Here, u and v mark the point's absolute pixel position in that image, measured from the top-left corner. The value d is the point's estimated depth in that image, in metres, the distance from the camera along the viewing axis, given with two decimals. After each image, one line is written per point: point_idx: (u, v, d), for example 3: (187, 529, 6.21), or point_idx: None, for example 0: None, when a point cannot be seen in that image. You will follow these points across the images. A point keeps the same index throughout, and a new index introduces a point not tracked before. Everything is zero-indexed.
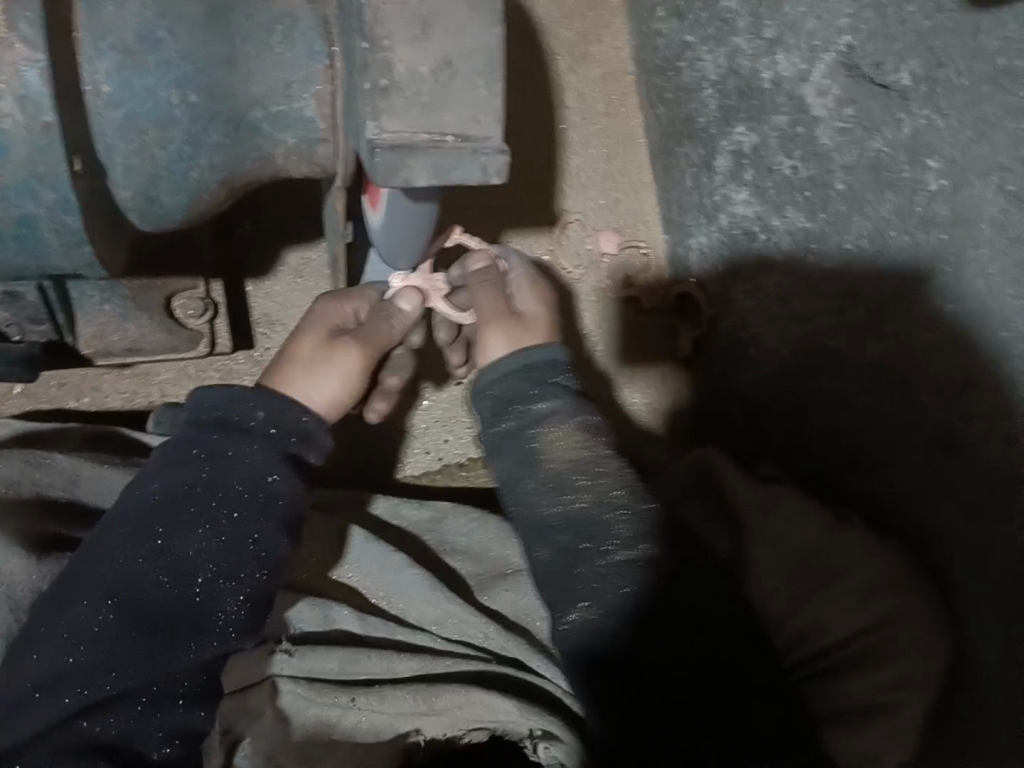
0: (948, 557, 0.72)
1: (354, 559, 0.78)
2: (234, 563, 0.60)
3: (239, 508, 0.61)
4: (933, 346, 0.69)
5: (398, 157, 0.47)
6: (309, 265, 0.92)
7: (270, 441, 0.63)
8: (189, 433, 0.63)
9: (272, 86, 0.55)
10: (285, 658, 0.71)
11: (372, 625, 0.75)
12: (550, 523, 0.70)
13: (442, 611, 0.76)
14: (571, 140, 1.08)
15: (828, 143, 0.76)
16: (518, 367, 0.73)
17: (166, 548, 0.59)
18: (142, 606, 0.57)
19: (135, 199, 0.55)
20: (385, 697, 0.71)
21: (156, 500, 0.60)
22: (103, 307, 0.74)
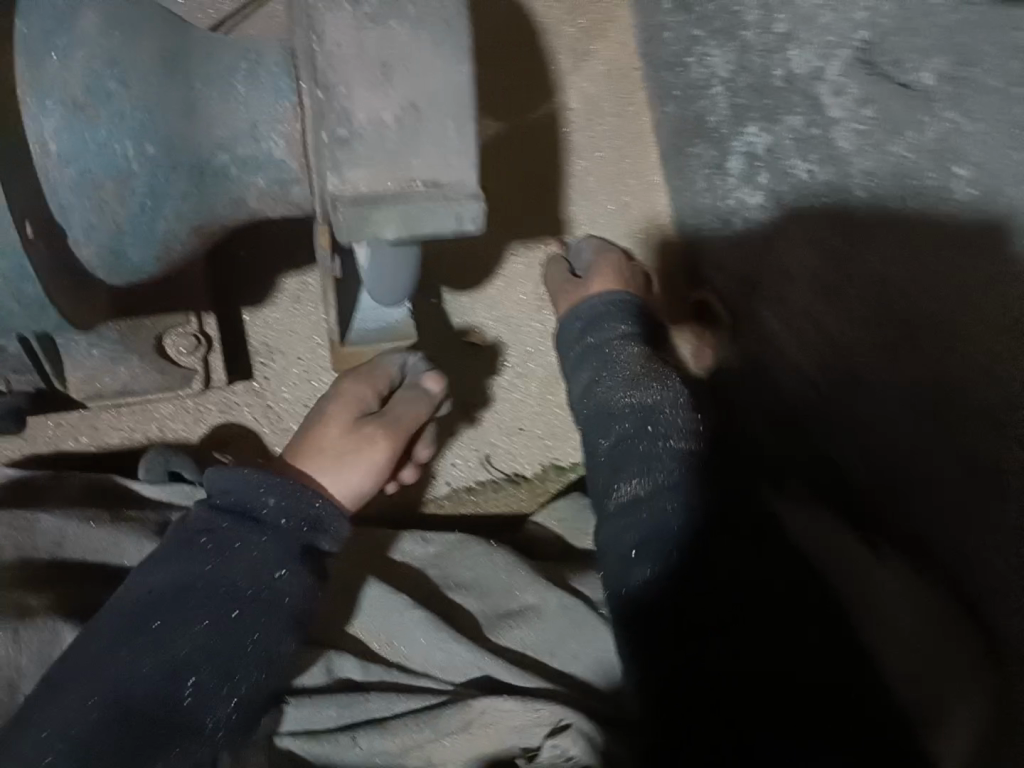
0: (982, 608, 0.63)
1: (368, 615, 0.76)
2: (235, 664, 0.56)
3: (245, 606, 0.58)
4: (971, 379, 0.60)
5: (362, 212, 0.43)
6: (306, 291, 0.89)
7: (281, 532, 0.61)
8: (200, 520, 0.61)
9: (237, 131, 0.51)
10: (290, 710, 0.70)
11: (376, 673, 0.74)
12: (659, 452, 0.69)
13: (448, 654, 0.74)
14: (578, 142, 1.03)
15: (848, 146, 0.71)
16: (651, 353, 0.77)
17: (164, 640, 0.55)
18: (131, 708, 0.53)
19: (99, 255, 0.52)
20: (385, 731, 0.69)
21: (157, 594, 0.57)
22: (91, 353, 0.73)
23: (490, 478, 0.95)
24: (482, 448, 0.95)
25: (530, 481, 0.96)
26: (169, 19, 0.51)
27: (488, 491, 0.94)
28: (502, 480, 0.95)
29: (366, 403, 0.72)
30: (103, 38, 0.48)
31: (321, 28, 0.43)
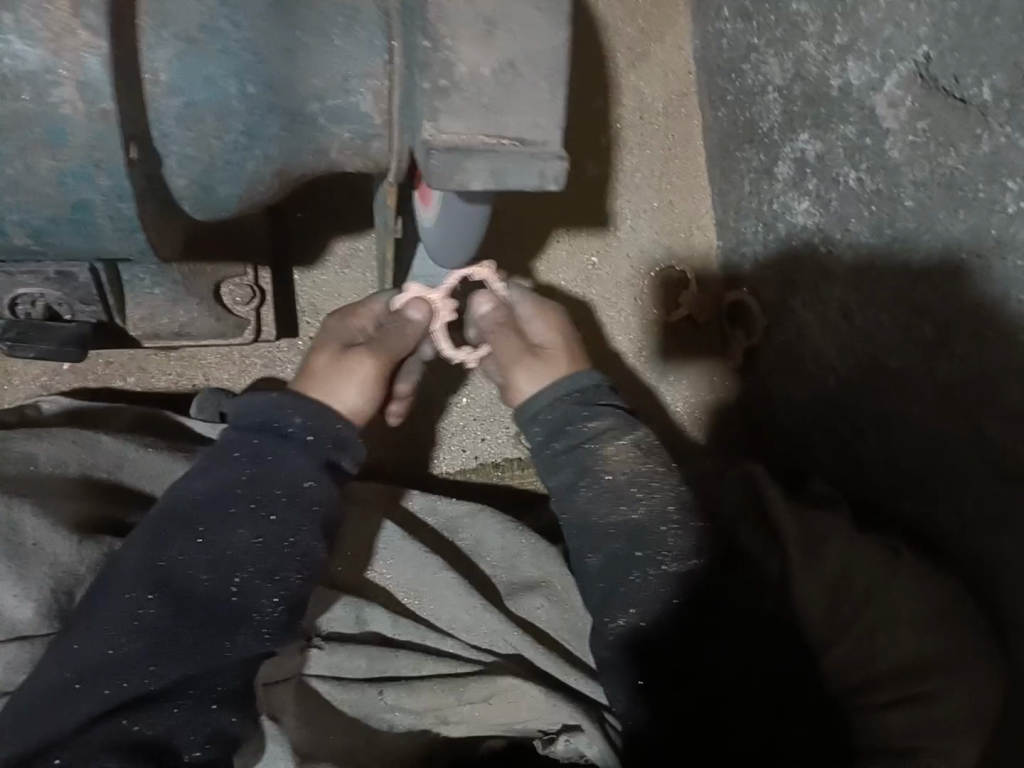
0: (996, 577, 0.70)
1: (387, 561, 0.78)
2: (277, 560, 0.61)
3: (278, 509, 0.61)
4: (1001, 378, 0.66)
5: (455, 159, 0.46)
6: (357, 256, 0.91)
7: (308, 445, 0.64)
8: (234, 438, 0.64)
9: (332, 80, 0.54)
10: (317, 655, 0.72)
11: (404, 629, 0.75)
12: (601, 531, 0.69)
13: (475, 619, 0.76)
14: (628, 139, 1.05)
15: (899, 157, 0.73)
16: (567, 393, 0.71)
17: (212, 542, 0.59)
18: (183, 600, 0.57)
19: (190, 188, 0.55)
20: (412, 689, 0.72)
21: (198, 499, 0.61)
22: (154, 292, 0.74)
23: (518, 455, 0.96)
24: (512, 426, 0.96)
25: None
26: None
27: (515, 467, 0.96)
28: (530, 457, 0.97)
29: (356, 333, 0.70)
30: None
31: None
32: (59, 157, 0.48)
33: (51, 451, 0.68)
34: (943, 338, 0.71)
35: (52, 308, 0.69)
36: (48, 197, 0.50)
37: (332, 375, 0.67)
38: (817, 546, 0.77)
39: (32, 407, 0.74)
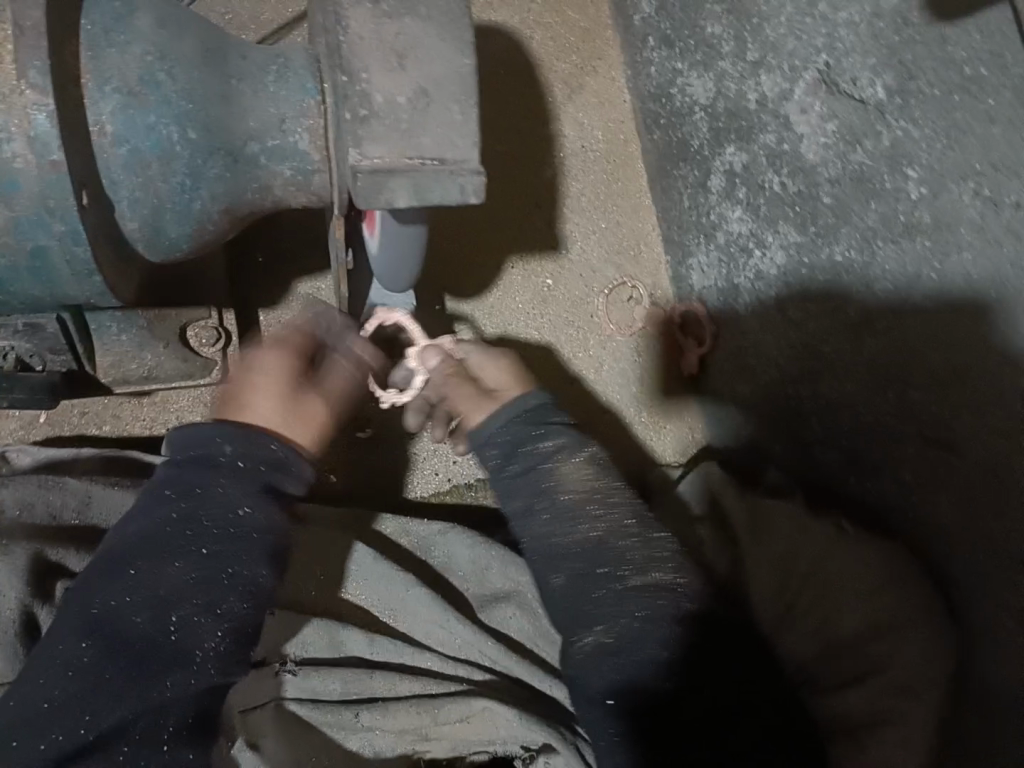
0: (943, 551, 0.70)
1: (360, 582, 0.80)
2: (219, 591, 0.62)
3: (215, 541, 0.63)
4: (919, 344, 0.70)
5: (379, 180, 0.50)
6: (318, 294, 0.95)
7: (242, 474, 0.66)
8: (167, 474, 0.65)
9: (268, 122, 0.58)
10: (293, 680, 0.74)
11: (381, 648, 0.77)
12: (562, 550, 0.71)
13: (448, 633, 0.78)
14: (572, 167, 1.11)
15: (814, 158, 0.78)
16: (517, 417, 0.76)
17: (145, 581, 0.60)
18: (119, 644, 0.58)
19: (142, 230, 0.59)
20: (389, 709, 0.73)
21: (131, 539, 0.62)
22: (119, 337, 0.78)
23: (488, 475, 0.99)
24: None
25: None
26: (210, 28, 0.59)
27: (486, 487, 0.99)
28: None
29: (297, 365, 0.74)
30: (154, 40, 0.55)
31: (346, 24, 0.50)
32: (14, 207, 0.52)
33: (16, 498, 0.70)
34: (867, 320, 0.75)
35: (22, 360, 0.72)
36: (5, 245, 0.53)
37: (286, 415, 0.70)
38: (767, 542, 0.82)
39: (7, 457, 0.77)
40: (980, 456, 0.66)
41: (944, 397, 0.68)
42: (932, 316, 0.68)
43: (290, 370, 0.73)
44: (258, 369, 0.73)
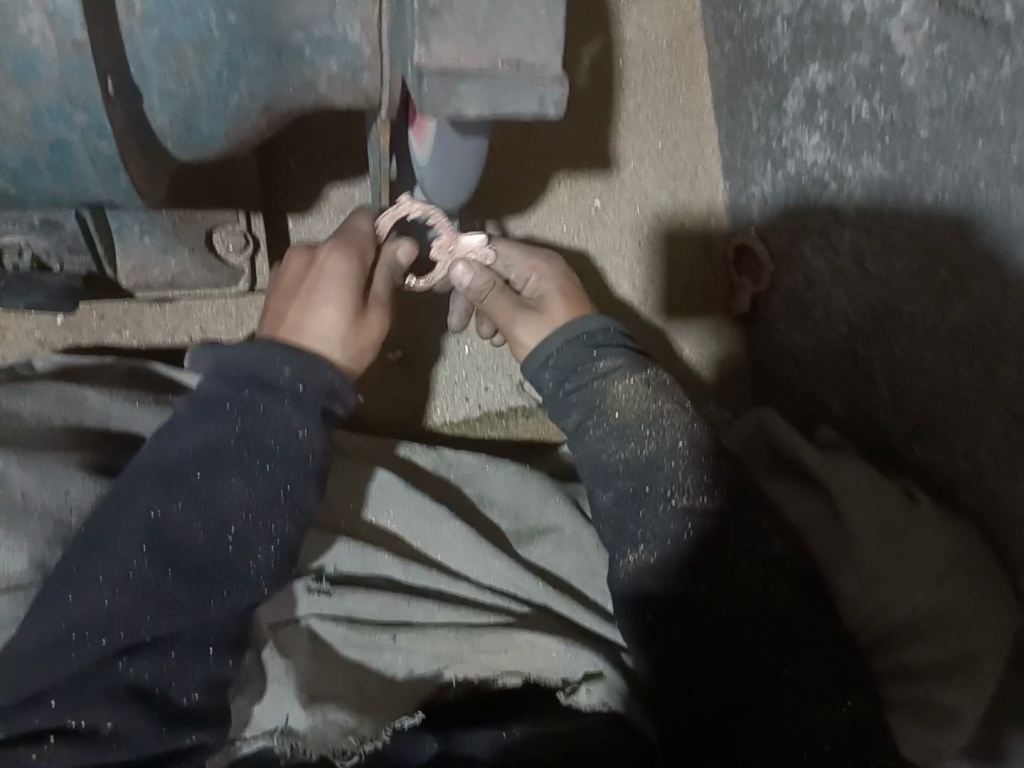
0: (1013, 527, 0.68)
1: (392, 512, 0.77)
2: (265, 506, 0.60)
3: (272, 461, 0.61)
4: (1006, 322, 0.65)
5: (448, 85, 0.43)
6: (351, 202, 0.89)
7: (299, 397, 0.63)
8: (219, 389, 0.62)
9: (315, 7, 0.51)
10: (325, 599, 0.72)
11: (417, 574, 0.74)
12: (613, 468, 0.70)
13: (486, 568, 0.75)
14: (631, 77, 1.02)
15: (913, 84, 0.70)
16: (577, 335, 0.73)
17: (204, 494, 0.59)
18: (176, 554, 0.57)
19: (172, 126, 0.53)
20: (426, 636, 0.71)
21: (190, 449, 0.60)
22: (143, 240, 0.73)
23: (521, 405, 0.96)
24: (515, 375, 0.95)
25: None
26: None
27: (517, 418, 0.96)
28: (533, 407, 0.96)
29: (362, 274, 0.68)
30: None
31: None
32: (31, 93, 0.46)
33: (35, 406, 0.66)
34: (965, 325, 0.69)
35: (38, 257, 0.66)
36: (23, 137, 0.48)
37: (345, 331, 0.66)
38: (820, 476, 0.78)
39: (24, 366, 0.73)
40: None
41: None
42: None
43: (358, 282, 0.67)
44: (323, 282, 0.66)
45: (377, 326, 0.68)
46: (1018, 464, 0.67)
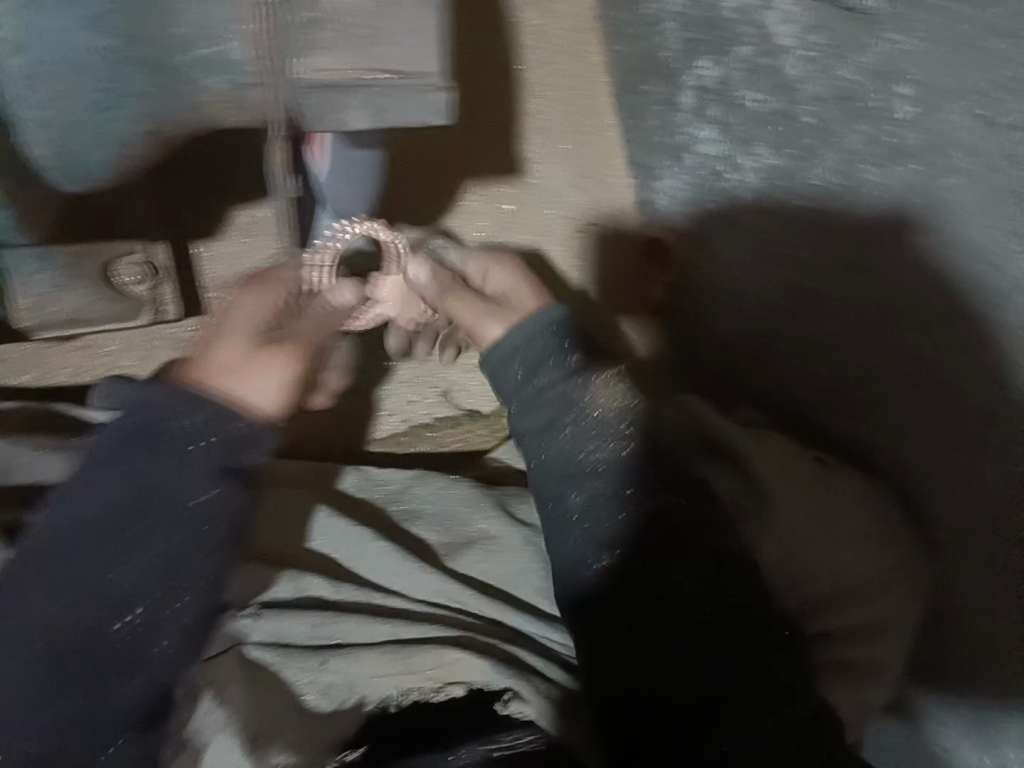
0: (922, 490, 0.71)
1: (319, 538, 0.76)
2: (167, 577, 0.55)
3: (174, 528, 0.56)
4: (909, 287, 0.67)
5: (335, 95, 0.44)
6: (256, 223, 0.90)
7: (190, 457, 0.58)
8: (112, 442, 0.58)
9: (192, 26, 0.49)
10: (254, 623, 0.69)
11: (345, 592, 0.72)
12: (586, 468, 0.65)
13: (414, 581, 0.74)
14: (531, 82, 1.03)
15: (794, 74, 0.73)
16: (542, 328, 0.71)
17: (94, 567, 0.54)
18: (64, 648, 0.52)
19: (54, 155, 0.52)
20: (362, 658, 0.67)
21: (79, 522, 0.54)
22: (35, 277, 0.70)
23: (449, 413, 0.96)
24: (439, 385, 0.97)
25: (488, 416, 0.96)
26: None
27: (446, 425, 0.96)
28: (460, 415, 0.96)
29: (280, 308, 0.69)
30: None
31: None
32: None
33: None
34: (871, 298, 0.71)
35: None
36: None
37: (250, 361, 0.65)
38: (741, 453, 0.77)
39: None
40: (976, 402, 0.64)
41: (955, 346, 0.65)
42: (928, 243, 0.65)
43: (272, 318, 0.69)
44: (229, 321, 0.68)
45: (296, 355, 0.67)
46: (927, 422, 0.69)
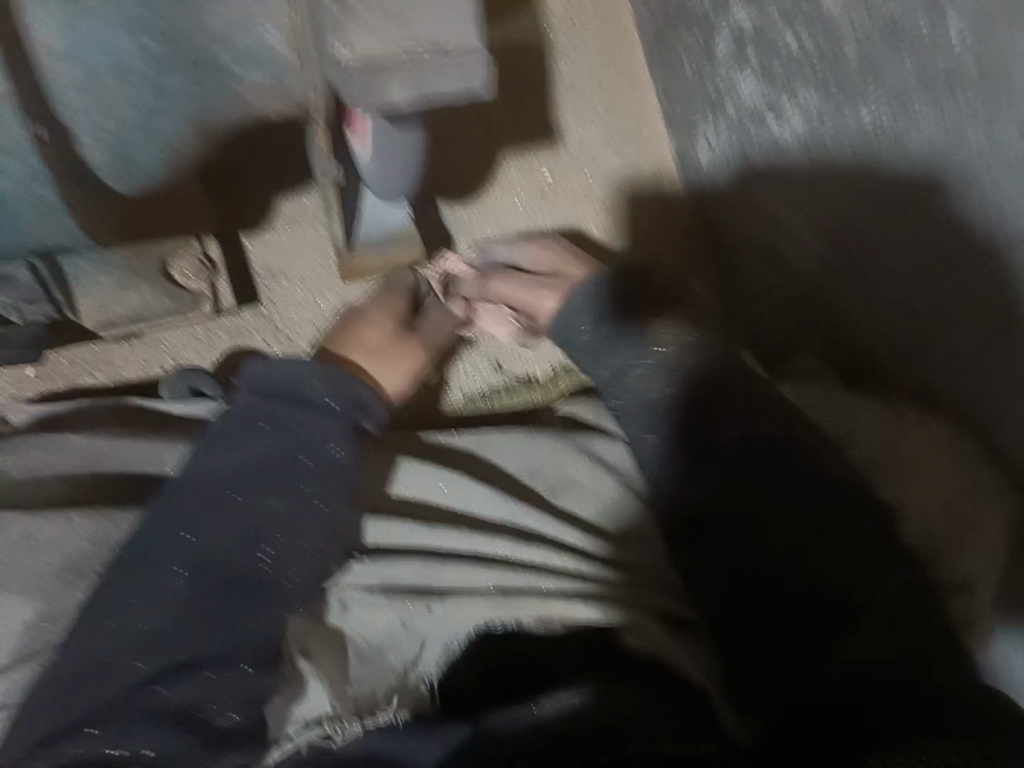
0: (989, 429, 0.69)
1: (410, 486, 0.75)
2: (303, 522, 0.60)
3: (310, 479, 0.60)
4: (963, 222, 0.65)
5: (374, 78, 0.43)
6: (303, 211, 0.89)
7: (333, 416, 0.63)
8: (254, 404, 0.62)
9: (230, 21, 0.52)
10: (362, 568, 0.70)
11: (448, 537, 0.72)
12: (660, 410, 0.67)
13: (511, 515, 0.74)
14: (561, 44, 1.02)
15: (834, 10, 0.70)
16: (597, 287, 0.76)
17: (241, 510, 0.58)
18: (217, 572, 0.56)
19: (108, 160, 0.53)
20: (463, 603, 0.69)
21: (228, 470, 0.59)
22: (101, 282, 0.72)
23: (502, 382, 0.97)
24: (492, 355, 0.96)
25: (542, 382, 0.97)
26: None
27: (502, 395, 0.96)
28: (516, 384, 0.97)
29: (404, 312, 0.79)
30: None
31: None
32: None
33: (29, 462, 0.66)
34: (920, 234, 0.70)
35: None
36: None
37: (378, 357, 0.73)
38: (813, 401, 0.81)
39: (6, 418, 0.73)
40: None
41: (989, 280, 0.64)
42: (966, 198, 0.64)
43: (399, 317, 0.78)
44: (358, 320, 0.76)
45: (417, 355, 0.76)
46: (984, 364, 0.68)
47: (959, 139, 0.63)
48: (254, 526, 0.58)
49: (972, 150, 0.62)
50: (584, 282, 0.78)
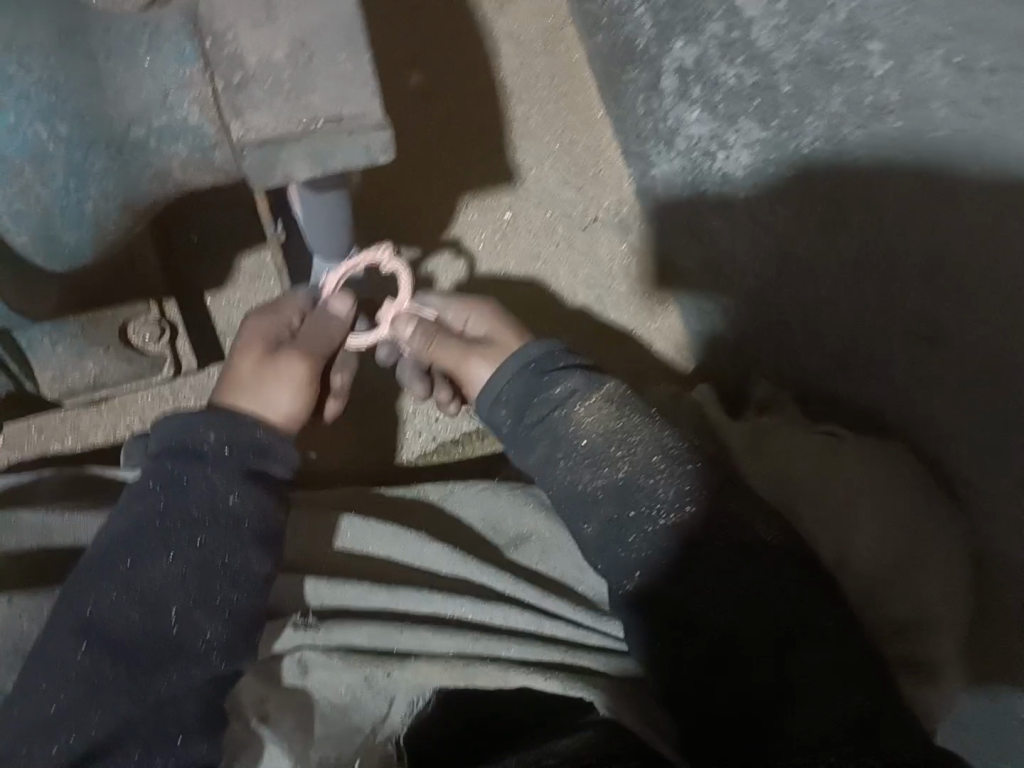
0: (951, 446, 0.68)
1: (367, 543, 0.76)
2: (208, 578, 0.61)
3: (205, 533, 0.62)
4: (908, 244, 0.64)
5: (275, 152, 0.45)
6: (264, 268, 0.90)
7: (217, 467, 0.63)
8: (149, 469, 0.64)
9: (145, 99, 0.51)
10: (314, 634, 0.70)
11: (404, 599, 0.72)
12: (589, 496, 0.68)
13: (467, 572, 0.74)
14: (515, 88, 1.03)
15: (766, 44, 0.70)
16: (520, 371, 0.72)
17: (137, 578, 0.59)
18: (118, 646, 0.57)
19: (36, 241, 0.55)
20: (425, 664, 0.69)
21: (122, 537, 0.60)
22: (55, 351, 0.74)
23: (474, 428, 0.96)
24: None
25: None
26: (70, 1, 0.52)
27: (473, 441, 0.96)
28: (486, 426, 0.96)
29: (283, 329, 0.71)
30: None
31: None
32: None
33: None
34: (865, 254, 0.69)
35: None
36: None
37: (261, 383, 0.69)
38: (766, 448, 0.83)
39: None
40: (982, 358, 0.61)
41: (941, 301, 0.63)
42: (911, 211, 0.63)
43: (274, 339, 0.70)
44: (241, 345, 0.71)
45: (303, 367, 0.69)
46: (939, 379, 0.67)
47: (891, 166, 0.62)
48: (155, 596, 0.59)
49: (906, 176, 0.62)
50: (517, 352, 0.73)
